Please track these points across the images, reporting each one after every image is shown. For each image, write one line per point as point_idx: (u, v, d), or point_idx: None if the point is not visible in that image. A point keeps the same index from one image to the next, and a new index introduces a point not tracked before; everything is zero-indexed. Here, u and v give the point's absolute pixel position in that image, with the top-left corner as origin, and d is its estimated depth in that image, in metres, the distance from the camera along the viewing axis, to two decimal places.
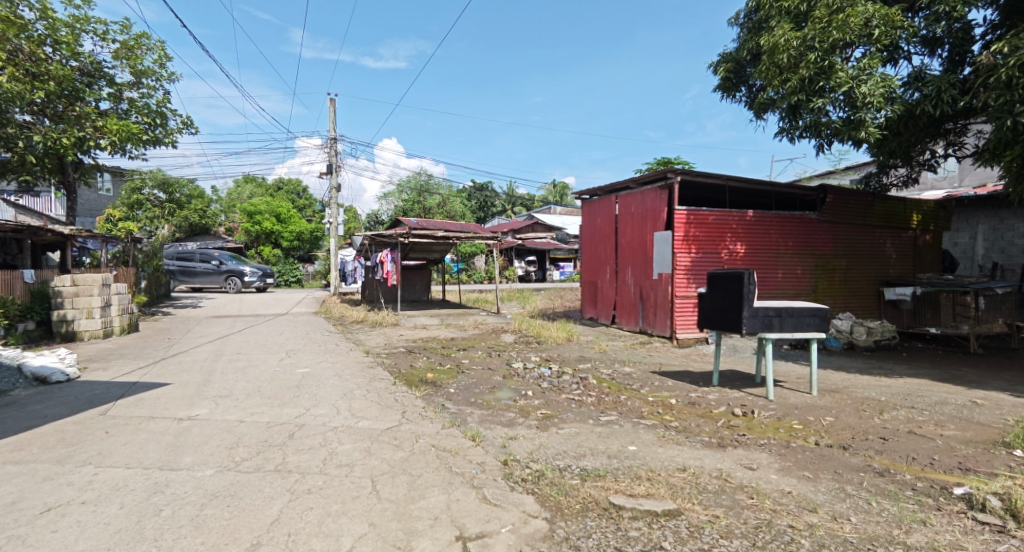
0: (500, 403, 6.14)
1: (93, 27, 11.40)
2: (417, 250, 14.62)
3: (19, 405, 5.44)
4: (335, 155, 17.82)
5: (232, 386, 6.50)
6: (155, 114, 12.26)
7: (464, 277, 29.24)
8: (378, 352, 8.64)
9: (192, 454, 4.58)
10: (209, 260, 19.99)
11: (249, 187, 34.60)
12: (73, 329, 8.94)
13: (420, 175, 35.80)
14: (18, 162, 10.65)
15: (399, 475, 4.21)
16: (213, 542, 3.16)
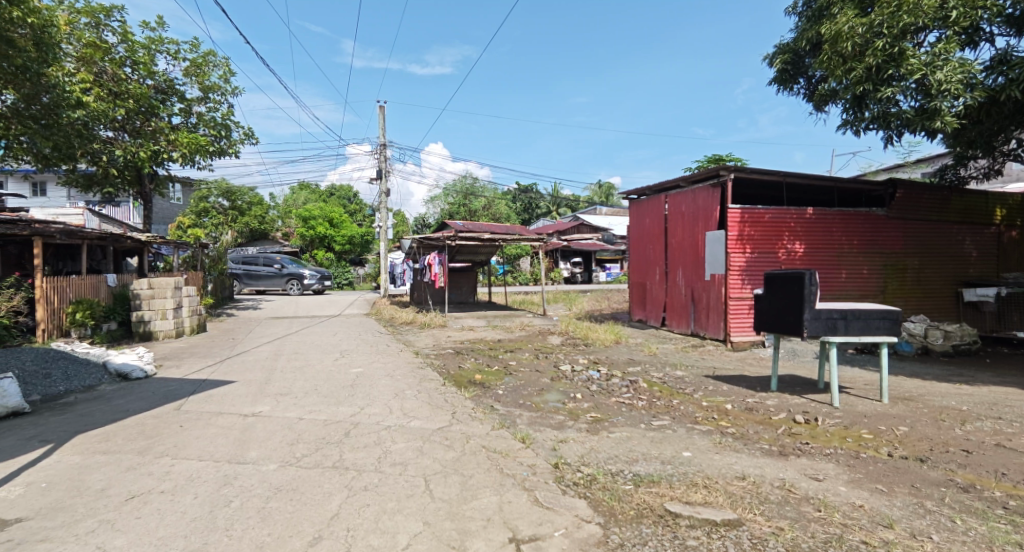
0: (550, 406, 6.12)
1: (166, 47, 12.22)
2: (464, 253, 14.82)
3: (105, 399, 5.90)
4: (383, 161, 18.32)
5: (291, 384, 6.79)
6: (220, 127, 13.01)
7: (510, 279, 29.33)
8: (427, 353, 8.79)
9: (257, 449, 4.82)
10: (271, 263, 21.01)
11: (303, 193, 36.14)
12: (150, 329, 9.58)
13: (466, 179, 36.25)
14: (102, 175, 11.57)
15: (452, 475, 4.27)
16: (279, 534, 3.31)
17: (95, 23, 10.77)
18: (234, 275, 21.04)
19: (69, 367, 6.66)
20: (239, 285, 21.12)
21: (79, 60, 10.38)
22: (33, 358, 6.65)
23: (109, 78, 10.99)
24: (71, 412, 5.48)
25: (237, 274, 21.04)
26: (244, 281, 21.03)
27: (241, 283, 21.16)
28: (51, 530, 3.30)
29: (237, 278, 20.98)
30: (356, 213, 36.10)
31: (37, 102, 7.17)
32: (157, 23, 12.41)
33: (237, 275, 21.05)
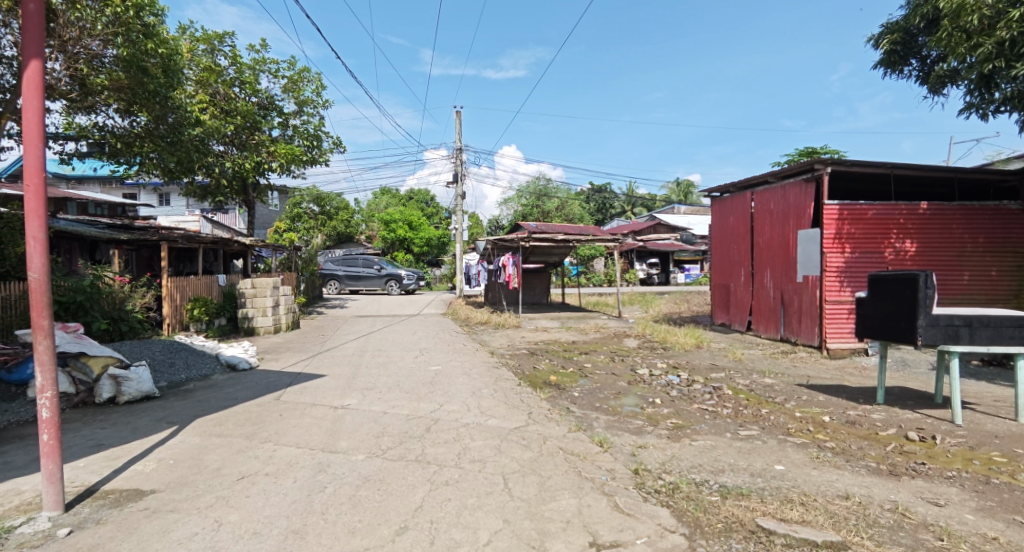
0: (627, 410, 5.98)
1: (268, 67, 13.32)
2: (537, 254, 14.87)
3: (218, 387, 6.55)
4: (460, 165, 18.78)
5: (376, 380, 7.16)
6: (313, 137, 13.97)
7: (584, 280, 29.00)
8: (502, 353, 8.92)
9: (347, 439, 5.12)
10: (371, 266, 22.31)
11: (385, 198, 38.02)
12: (253, 325, 10.48)
13: (539, 180, 36.40)
14: (214, 185, 12.84)
15: (530, 475, 4.29)
16: (368, 522, 3.50)
17: (210, 49, 11.98)
18: (335, 276, 22.23)
19: (189, 357, 7.46)
20: (340, 285, 22.36)
21: (198, 82, 11.64)
22: (161, 349, 7.51)
23: (221, 98, 12.19)
24: (191, 397, 6.13)
25: (339, 275, 22.27)
26: (345, 282, 22.31)
27: (341, 283, 22.37)
28: (178, 503, 3.71)
29: (338, 279, 22.18)
30: (433, 216, 37.40)
31: (164, 122, 8.10)
32: (261, 45, 13.56)
33: (338, 276, 22.26)
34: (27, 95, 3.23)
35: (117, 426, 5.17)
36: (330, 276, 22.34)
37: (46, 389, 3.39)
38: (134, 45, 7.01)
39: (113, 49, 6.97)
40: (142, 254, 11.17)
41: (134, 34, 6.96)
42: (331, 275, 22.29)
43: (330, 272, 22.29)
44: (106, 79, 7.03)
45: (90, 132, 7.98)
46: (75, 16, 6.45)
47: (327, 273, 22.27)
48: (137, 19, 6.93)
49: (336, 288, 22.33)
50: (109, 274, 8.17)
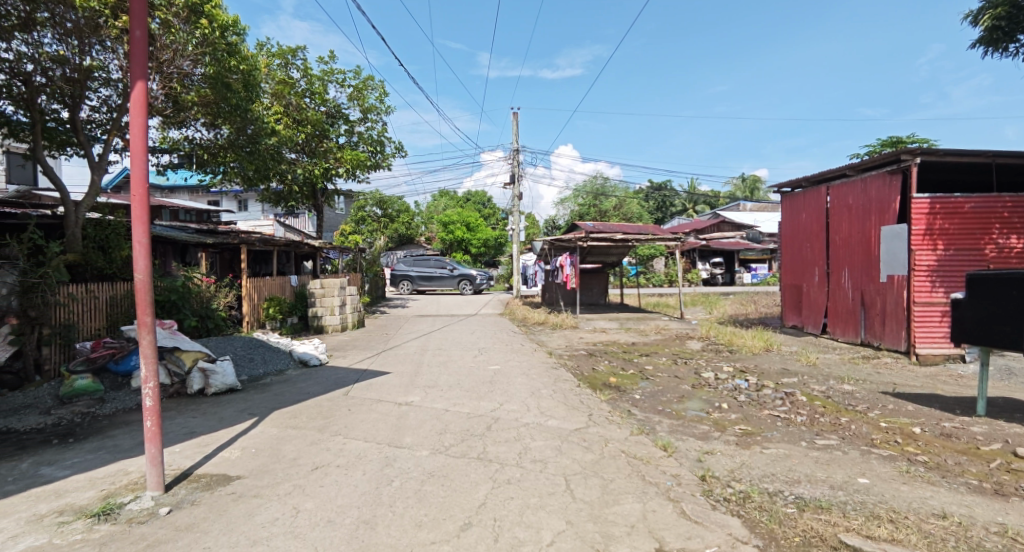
0: (692, 414, 5.79)
1: (336, 78, 13.99)
2: (595, 254, 14.71)
3: (292, 382, 6.95)
4: (516, 166, 18.89)
5: (437, 378, 7.33)
6: (376, 143, 14.53)
7: (643, 281, 28.40)
8: (560, 354, 8.89)
9: (411, 435, 5.28)
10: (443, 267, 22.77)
11: (443, 201, 38.99)
12: (322, 323, 11.04)
13: (596, 180, 35.99)
14: (288, 192, 13.64)
15: (592, 477, 4.24)
16: (434, 516, 3.59)
17: (284, 63, 12.74)
18: (408, 276, 22.81)
19: (266, 353, 7.97)
20: (412, 285, 22.97)
21: (274, 95, 12.43)
22: (242, 345, 8.07)
23: (293, 108, 12.92)
24: (268, 391, 6.54)
25: (411, 275, 22.87)
26: (417, 282, 22.88)
27: (412, 283, 22.96)
28: (261, 488, 3.97)
29: (411, 279, 22.81)
30: (490, 218, 37.94)
31: (244, 133, 8.70)
32: (329, 57, 14.25)
33: (411, 276, 22.84)
34: (133, 113, 3.59)
35: (206, 416, 5.61)
36: (402, 276, 22.95)
37: (150, 380, 3.72)
38: (220, 63, 7.59)
39: (202, 67, 7.56)
40: (224, 256, 12.05)
41: (219, 53, 7.54)
42: (404, 275, 22.90)
43: (403, 273, 22.92)
44: (195, 96, 7.66)
45: (181, 145, 8.70)
46: (170, 39, 7.07)
47: (400, 274, 22.90)
48: (222, 39, 7.51)
49: (408, 288, 22.95)
50: (198, 275, 8.88)
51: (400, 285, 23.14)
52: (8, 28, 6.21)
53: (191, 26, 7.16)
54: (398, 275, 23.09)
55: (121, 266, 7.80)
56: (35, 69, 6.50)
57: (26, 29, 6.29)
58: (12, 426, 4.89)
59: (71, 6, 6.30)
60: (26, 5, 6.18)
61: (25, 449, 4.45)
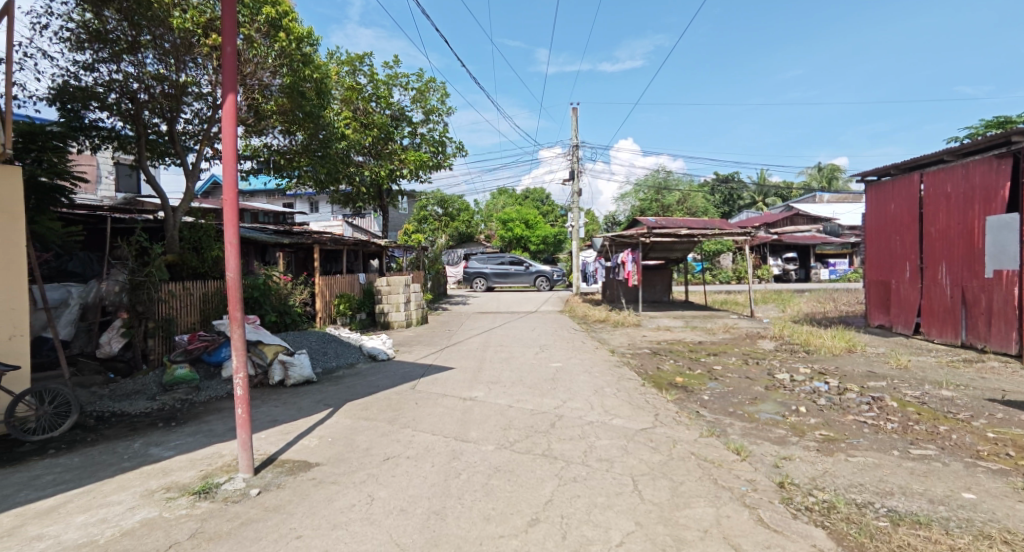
0: (766, 417, 5.50)
1: (400, 81, 14.42)
2: (658, 249, 14.33)
3: (363, 375, 7.27)
4: (576, 161, 18.71)
5: (500, 374, 7.41)
6: (438, 143, 14.87)
7: (709, 278, 27.39)
8: (623, 352, 8.73)
9: (476, 430, 5.37)
10: (520, 263, 23.28)
11: (502, 199, 39.39)
12: (388, 319, 11.45)
13: (658, 173, 34.98)
14: (356, 193, 14.26)
15: (660, 479, 4.14)
16: (502, 510, 3.63)
17: (353, 69, 13.29)
18: (483, 274, 23.15)
19: (338, 348, 8.38)
20: (487, 282, 23.27)
21: (343, 101, 12.99)
22: (317, 339, 8.53)
23: (361, 113, 13.45)
24: (341, 384, 6.88)
25: (486, 273, 23.20)
26: (493, 279, 23.25)
27: (487, 280, 23.29)
28: (338, 476, 4.18)
29: (486, 276, 23.13)
30: (548, 214, 37.95)
31: (317, 139, 9.17)
32: (393, 62, 14.69)
33: (487, 274, 23.20)
34: (225, 124, 3.87)
35: (286, 405, 5.98)
36: (476, 275, 23.28)
37: (240, 371, 4.00)
38: (296, 73, 8.02)
39: (280, 78, 8.02)
40: (299, 255, 12.74)
41: (295, 64, 7.99)
42: (478, 273, 23.20)
43: (478, 271, 23.23)
44: (274, 105, 8.15)
45: (261, 152, 9.28)
46: (252, 53, 7.58)
47: (475, 272, 23.18)
48: (298, 50, 7.95)
49: (483, 285, 23.26)
50: (277, 273, 9.47)
51: (475, 283, 23.42)
52: (118, 51, 6.88)
53: (271, 40, 7.63)
54: (473, 273, 23.37)
55: (211, 265, 8.38)
56: (139, 87, 7.17)
57: (132, 51, 6.95)
58: (125, 409, 5.44)
59: (169, 28, 6.89)
60: (131, 29, 6.84)
61: (135, 430, 4.93)
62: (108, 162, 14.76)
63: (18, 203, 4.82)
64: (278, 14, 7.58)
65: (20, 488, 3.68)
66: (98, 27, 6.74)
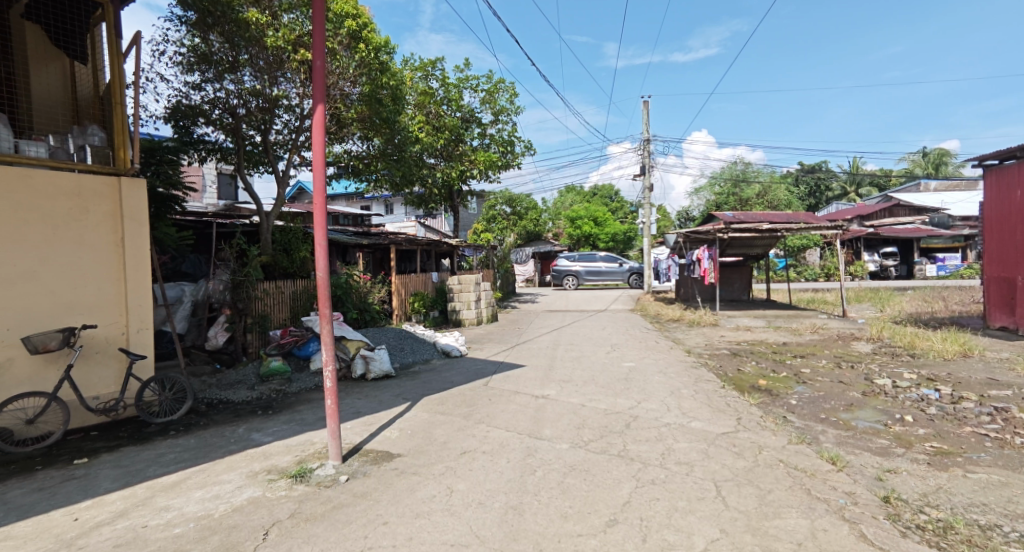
0: (865, 426, 5.08)
1: (470, 84, 14.71)
2: (735, 245, 13.65)
3: (437, 371, 7.51)
4: (647, 156, 18.21)
5: (572, 373, 7.36)
6: (507, 143, 15.04)
7: (794, 275, 25.74)
8: (700, 352, 8.40)
9: (550, 428, 5.38)
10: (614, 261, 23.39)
11: (570, 196, 39.21)
12: (460, 317, 11.76)
13: (736, 166, 33.32)
14: (428, 194, 14.75)
15: (746, 486, 3.93)
16: (579, 509, 3.61)
17: (425, 75, 13.72)
18: (576, 272, 23.20)
19: (414, 344, 8.70)
20: (578, 280, 23.27)
21: (417, 105, 13.38)
22: (395, 335, 8.91)
23: (433, 117, 13.85)
24: (418, 379, 7.13)
25: (578, 271, 23.26)
26: (584, 277, 23.32)
27: (578, 278, 23.28)
28: (418, 467, 4.34)
29: (580, 275, 23.16)
30: (617, 211, 37.33)
31: (393, 143, 9.56)
32: (464, 65, 15.01)
33: (579, 272, 23.26)
34: (315, 132, 4.12)
35: (368, 398, 6.29)
36: (569, 272, 23.21)
37: (329, 364, 4.25)
38: (374, 81, 8.41)
39: (359, 87, 8.44)
40: (377, 255, 13.34)
41: (374, 72, 8.38)
42: (570, 271, 23.18)
43: (569, 269, 23.18)
44: (354, 113, 8.58)
45: (342, 158, 9.82)
46: (335, 64, 8.11)
47: (567, 270, 23.12)
48: (376, 59, 8.36)
49: (575, 283, 23.17)
50: (357, 273, 10.00)
51: (567, 281, 23.30)
52: (220, 71, 7.55)
53: (351, 51, 8.11)
54: (564, 272, 23.36)
55: (299, 265, 8.98)
56: (239, 102, 7.85)
57: (232, 70, 7.60)
58: (228, 397, 5.97)
59: (263, 47, 7.47)
60: (232, 50, 7.49)
61: (238, 416, 5.40)
62: (213, 173, 16.27)
63: (143, 211, 5.40)
64: (358, 27, 8.05)
65: (150, 464, 4.14)
66: (205, 50, 7.45)
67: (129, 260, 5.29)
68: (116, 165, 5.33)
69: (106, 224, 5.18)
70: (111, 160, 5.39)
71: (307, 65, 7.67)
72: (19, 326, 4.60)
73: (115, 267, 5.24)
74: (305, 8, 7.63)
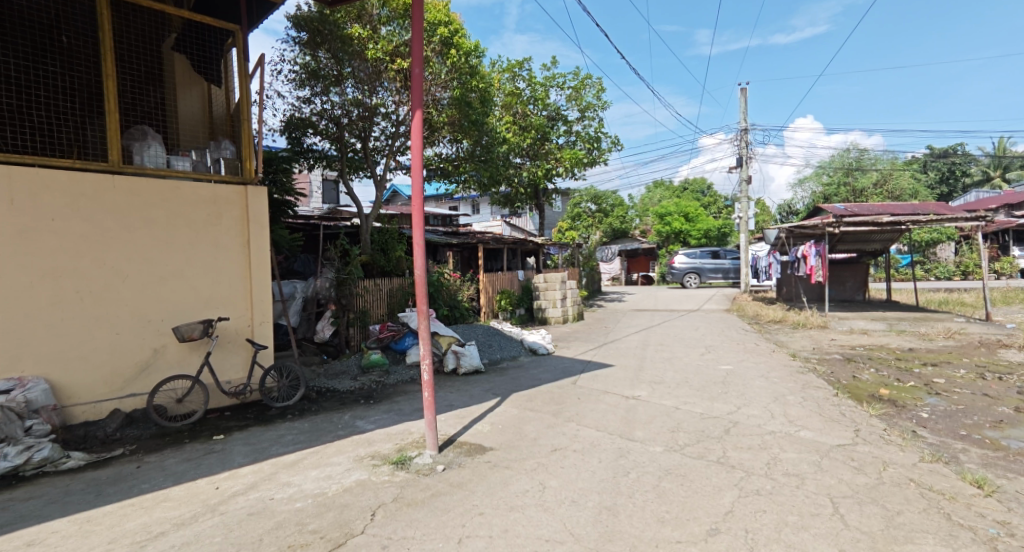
0: (1019, 447, 4.38)
1: (557, 82, 14.69)
2: (849, 239, 12.37)
3: (525, 369, 7.59)
4: (744, 147, 17.10)
5: (663, 374, 7.10)
6: (593, 140, 14.85)
7: (922, 274, 22.97)
8: (808, 357, 7.73)
9: (643, 430, 5.22)
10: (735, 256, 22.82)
11: (658, 192, 37.92)
12: (545, 315, 11.78)
13: (849, 153, 30.31)
14: (514, 194, 14.95)
15: (869, 505, 3.55)
16: (677, 515, 3.47)
17: (513, 76, 13.91)
18: (698, 269, 22.64)
19: (502, 341, 8.85)
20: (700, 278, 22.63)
21: (504, 106, 13.58)
22: (484, 332, 9.11)
23: (520, 117, 14.01)
24: (506, 375, 7.25)
25: (699, 269, 22.71)
26: (706, 274, 22.74)
27: (699, 276, 22.70)
28: (510, 461, 4.41)
29: (702, 272, 22.61)
30: (710, 206, 35.48)
31: (480, 145, 9.81)
32: (550, 63, 15.03)
33: (701, 269, 22.72)
34: (413, 137, 4.30)
35: (460, 392, 6.51)
36: (691, 270, 22.64)
37: (427, 358, 4.43)
38: (464, 84, 8.71)
39: (449, 91, 8.77)
40: (464, 254, 13.76)
41: (464, 76, 8.69)
42: (692, 269, 22.59)
43: (690, 267, 22.55)
44: (444, 117, 8.90)
45: (433, 161, 10.23)
46: (429, 71, 8.50)
47: (688, 268, 22.49)
48: (466, 64, 8.65)
49: (697, 281, 22.49)
50: (447, 271, 10.36)
51: (686, 279, 22.59)
52: (327, 85, 8.16)
53: (443, 57, 8.45)
54: (683, 270, 22.72)
55: (395, 264, 9.44)
56: (342, 113, 8.44)
57: (338, 83, 8.19)
58: (335, 387, 6.45)
59: (363, 60, 8.03)
60: (337, 64, 8.07)
61: (344, 404, 5.82)
62: (319, 179, 17.67)
63: (266, 216, 6.00)
64: (449, 33, 8.35)
65: (273, 443, 4.59)
66: (314, 66, 8.07)
67: (254, 260, 5.89)
68: (244, 176, 5.95)
69: (236, 228, 5.80)
70: (239, 171, 6.03)
71: (403, 74, 8.10)
72: (170, 318, 5.30)
73: (243, 267, 5.85)
74: (401, 20, 8.12)
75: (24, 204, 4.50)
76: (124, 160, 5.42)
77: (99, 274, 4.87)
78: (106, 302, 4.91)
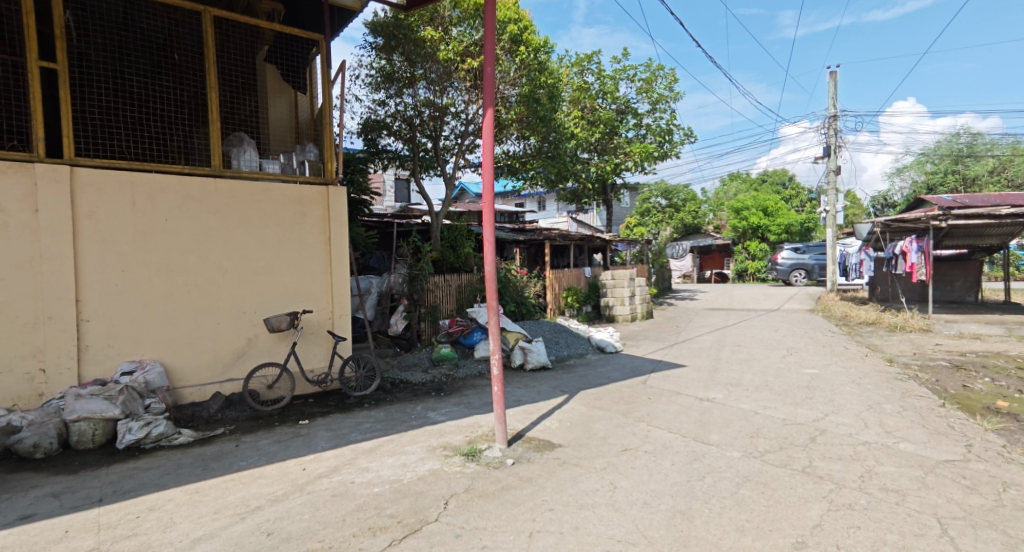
0: None
1: (627, 74, 14.33)
2: (959, 233, 11.11)
3: (593, 367, 7.49)
4: (832, 135, 15.84)
5: (740, 376, 6.75)
6: (665, 132, 14.37)
7: None
8: (907, 362, 7.03)
9: (718, 433, 4.99)
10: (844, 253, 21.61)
11: (732, 185, 36.12)
12: (613, 313, 11.55)
13: (958, 138, 27.27)
14: (582, 190, 14.78)
15: (985, 528, 3.18)
16: (758, 524, 3.28)
17: (581, 70, 13.73)
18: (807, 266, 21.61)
19: (569, 338, 8.79)
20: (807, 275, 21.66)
21: (572, 101, 13.46)
22: (550, 329, 9.09)
23: (588, 111, 13.80)
24: (574, 372, 7.19)
25: (808, 265, 21.67)
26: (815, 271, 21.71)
27: (807, 272, 21.69)
28: (579, 459, 4.37)
29: (810, 269, 21.59)
30: (791, 199, 33.29)
31: (548, 141, 9.79)
32: (620, 56, 14.70)
33: (811, 266, 21.68)
34: (484, 135, 4.34)
35: (528, 388, 6.54)
36: (800, 267, 21.67)
37: (496, 352, 4.46)
38: (533, 81, 8.73)
39: (517, 88, 8.83)
40: (531, 251, 13.80)
41: (533, 73, 8.71)
42: (800, 265, 21.60)
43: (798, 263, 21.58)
44: (513, 114, 8.96)
45: (500, 159, 10.33)
46: (498, 69, 8.61)
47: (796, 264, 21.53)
48: (535, 60, 8.68)
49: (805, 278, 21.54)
50: (515, 267, 10.42)
51: (793, 277, 21.70)
52: (401, 87, 8.47)
53: (512, 55, 8.52)
54: (790, 267, 21.80)
55: (464, 260, 9.62)
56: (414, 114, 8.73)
57: (411, 85, 8.47)
58: (408, 378, 6.68)
59: (435, 61, 8.27)
60: (410, 67, 8.33)
61: (417, 396, 6.02)
62: (392, 179, 18.44)
63: (345, 214, 6.31)
64: (519, 31, 8.40)
65: (352, 430, 4.84)
66: (389, 70, 8.39)
67: (334, 256, 6.24)
68: (326, 176, 6.31)
69: (318, 227, 6.16)
70: (322, 173, 6.38)
71: (473, 73, 8.27)
72: (262, 309, 5.73)
73: (324, 263, 6.20)
74: (471, 20, 8.28)
75: (144, 206, 5.04)
76: (224, 164, 5.92)
77: (203, 268, 5.36)
78: (209, 293, 5.39)
